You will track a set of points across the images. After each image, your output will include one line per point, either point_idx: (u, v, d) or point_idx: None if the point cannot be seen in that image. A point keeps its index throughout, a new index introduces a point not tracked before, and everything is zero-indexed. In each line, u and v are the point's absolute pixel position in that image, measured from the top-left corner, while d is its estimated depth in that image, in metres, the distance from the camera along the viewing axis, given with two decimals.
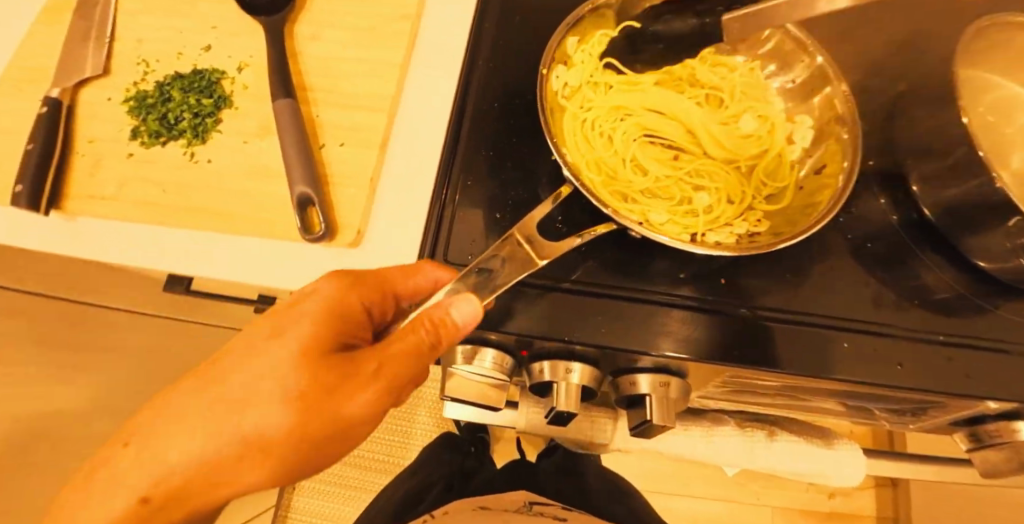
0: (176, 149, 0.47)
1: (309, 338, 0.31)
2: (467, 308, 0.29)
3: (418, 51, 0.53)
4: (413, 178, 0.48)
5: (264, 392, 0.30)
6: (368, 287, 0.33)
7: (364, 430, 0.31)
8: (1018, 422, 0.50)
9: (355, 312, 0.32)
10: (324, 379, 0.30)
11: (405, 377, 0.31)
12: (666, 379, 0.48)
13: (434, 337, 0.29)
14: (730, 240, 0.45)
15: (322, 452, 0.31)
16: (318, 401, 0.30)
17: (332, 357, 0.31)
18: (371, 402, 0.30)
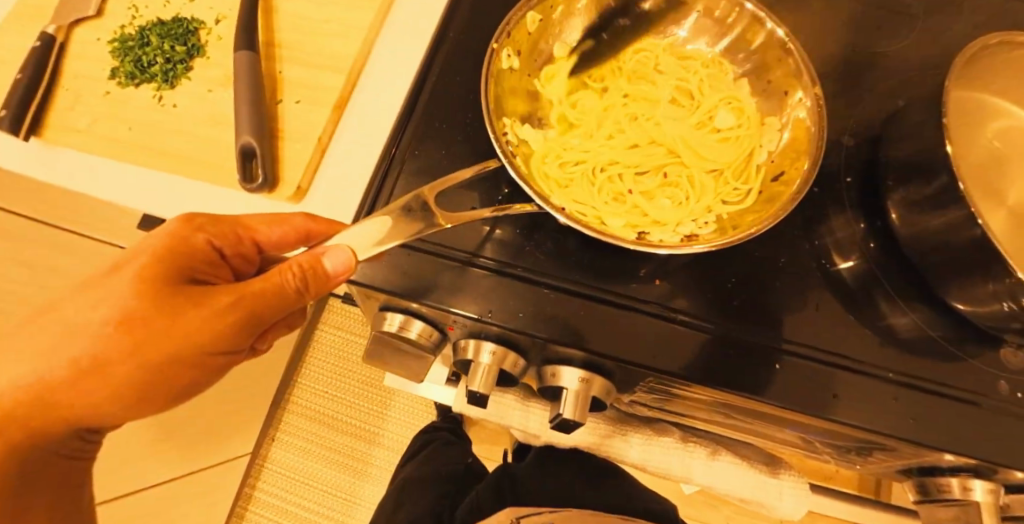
0: (147, 91, 0.50)
1: (150, 272, 0.34)
2: (341, 256, 0.33)
3: (391, 18, 0.53)
4: (363, 142, 0.49)
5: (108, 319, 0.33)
6: (218, 229, 0.36)
7: (198, 352, 0.33)
8: (975, 480, 0.45)
9: (201, 250, 0.35)
10: (168, 309, 0.33)
11: (265, 311, 0.35)
12: (589, 377, 0.47)
13: (300, 280, 0.33)
14: (671, 238, 0.43)
15: (176, 374, 0.34)
16: (162, 328, 0.33)
17: (180, 290, 0.34)
18: (223, 332, 0.33)
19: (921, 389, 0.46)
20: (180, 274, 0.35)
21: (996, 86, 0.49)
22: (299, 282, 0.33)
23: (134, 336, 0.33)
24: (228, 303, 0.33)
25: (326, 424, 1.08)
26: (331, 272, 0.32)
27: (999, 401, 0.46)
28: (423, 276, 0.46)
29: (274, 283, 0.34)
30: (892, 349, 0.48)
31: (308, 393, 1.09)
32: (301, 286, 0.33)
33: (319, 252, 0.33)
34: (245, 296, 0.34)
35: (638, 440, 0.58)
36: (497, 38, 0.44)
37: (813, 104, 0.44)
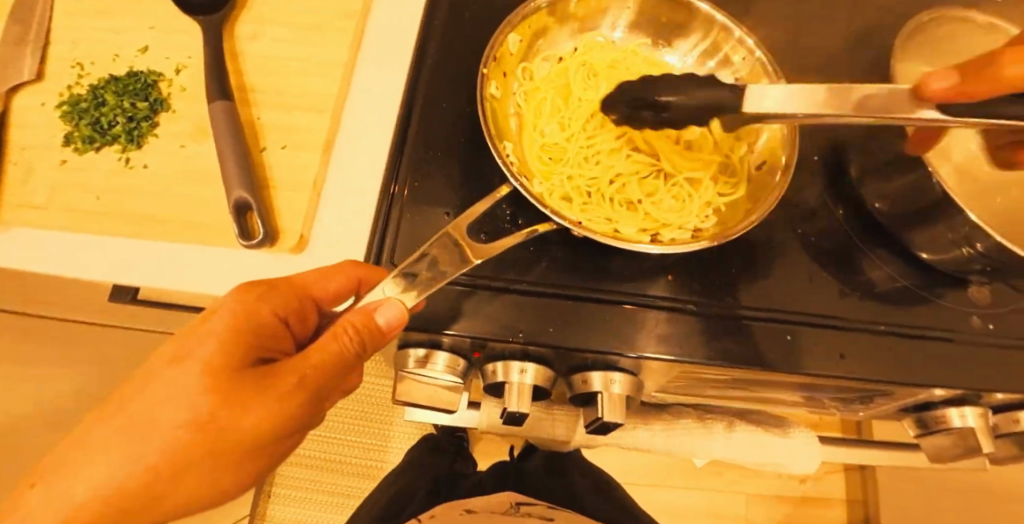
0: (111, 154, 0.46)
1: (217, 357, 0.32)
2: (392, 310, 0.32)
3: (364, 50, 0.52)
4: (357, 181, 0.48)
5: (178, 414, 0.31)
6: (280, 299, 0.35)
7: (269, 436, 0.32)
8: (964, 408, 0.51)
9: (267, 323, 0.34)
10: (238, 393, 0.31)
11: (330, 380, 0.34)
12: (619, 377, 0.48)
13: (358, 342, 0.32)
14: (681, 238, 0.44)
15: (249, 462, 0.32)
16: (234, 415, 0.31)
17: (245, 370, 0.33)
18: (296, 409, 0.32)
19: (911, 336, 0.51)
20: (245, 355, 0.33)
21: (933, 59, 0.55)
22: (358, 345, 0.33)
23: (206, 429, 0.31)
24: (297, 377, 0.32)
25: (330, 467, 1.05)
26: (386, 327, 0.31)
27: (973, 335, 0.51)
28: (442, 308, 0.46)
29: (336, 350, 0.33)
30: (878, 304, 0.52)
31: (302, 440, 1.06)
32: (361, 348, 0.32)
33: (370, 308, 0.32)
34: (311, 368, 0.33)
35: (661, 428, 0.61)
36: (486, 62, 0.44)
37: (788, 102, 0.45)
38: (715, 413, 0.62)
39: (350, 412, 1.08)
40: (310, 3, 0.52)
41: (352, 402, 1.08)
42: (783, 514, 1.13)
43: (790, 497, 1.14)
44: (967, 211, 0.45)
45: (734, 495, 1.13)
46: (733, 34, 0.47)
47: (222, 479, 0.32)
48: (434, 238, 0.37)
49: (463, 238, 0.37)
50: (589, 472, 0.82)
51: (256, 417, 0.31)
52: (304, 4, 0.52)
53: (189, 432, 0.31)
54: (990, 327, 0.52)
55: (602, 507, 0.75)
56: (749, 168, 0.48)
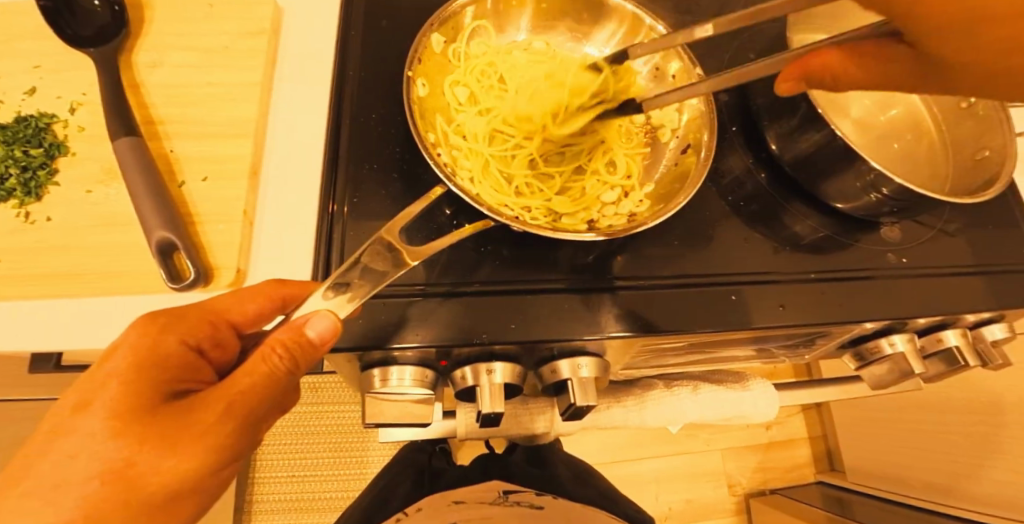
0: (7, 211, 0.42)
1: (122, 401, 0.30)
2: (324, 320, 0.31)
3: (279, 70, 0.50)
4: (292, 204, 0.46)
5: (87, 465, 0.29)
6: (189, 327, 0.33)
7: (198, 473, 0.30)
8: (893, 337, 0.57)
9: (178, 356, 0.32)
10: (151, 434, 0.29)
11: (259, 403, 0.32)
12: (585, 360, 0.49)
13: (288, 361, 0.31)
14: (619, 222, 0.45)
15: (179, 503, 0.30)
16: (154, 457, 0.29)
17: (161, 408, 0.31)
18: (225, 438, 0.30)
19: (840, 279, 0.55)
20: (156, 393, 0.31)
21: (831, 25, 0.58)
22: (289, 362, 0.31)
23: (125, 477, 0.29)
24: (223, 406, 0.30)
25: (308, 506, 1.01)
26: (317, 338, 0.30)
27: (891, 269, 0.57)
28: (395, 322, 0.45)
29: (263, 371, 0.31)
30: (808, 254, 0.56)
31: (273, 483, 1.02)
32: (292, 366, 0.31)
33: (298, 323, 0.31)
34: (237, 395, 0.31)
35: (634, 404, 0.63)
36: (411, 65, 0.44)
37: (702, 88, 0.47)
38: (682, 380, 0.66)
39: (321, 446, 1.05)
40: (212, 24, 0.49)
41: (320, 434, 1.05)
42: (755, 462, 1.20)
43: (760, 445, 1.21)
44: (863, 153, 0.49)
45: (710, 452, 1.19)
46: (646, 23, 0.49)
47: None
48: (367, 244, 0.35)
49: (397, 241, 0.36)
50: (570, 461, 0.82)
51: (179, 454, 0.29)
52: (207, 26, 0.49)
53: (108, 481, 0.29)
54: (905, 260, 0.57)
55: (587, 495, 0.74)
56: (670, 156, 0.49)
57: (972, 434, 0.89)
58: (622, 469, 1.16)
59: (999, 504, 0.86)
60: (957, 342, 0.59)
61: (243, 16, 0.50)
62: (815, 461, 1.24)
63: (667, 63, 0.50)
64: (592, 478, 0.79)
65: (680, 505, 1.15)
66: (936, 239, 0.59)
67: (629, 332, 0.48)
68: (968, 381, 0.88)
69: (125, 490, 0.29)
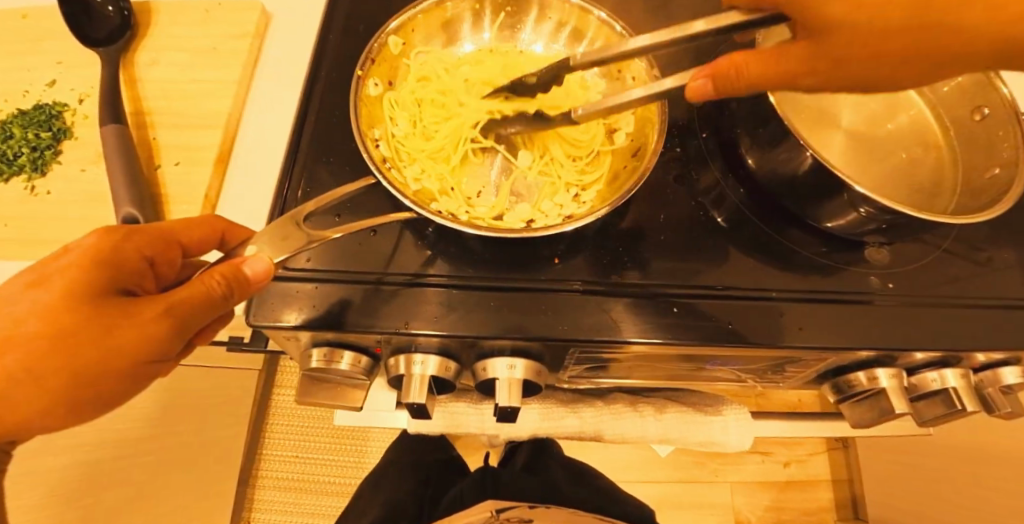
0: (17, 184, 0.49)
1: (74, 285, 0.32)
2: (261, 263, 0.34)
3: (261, 70, 0.55)
4: (253, 191, 0.50)
5: (32, 327, 0.31)
6: (144, 240, 0.35)
7: (128, 365, 0.32)
8: (879, 370, 0.52)
9: (133, 261, 0.34)
10: (96, 324, 0.31)
11: (195, 319, 0.34)
12: (518, 362, 0.49)
13: (225, 288, 0.33)
14: (555, 220, 0.45)
15: (106, 382, 0.32)
16: (92, 337, 0.31)
17: (107, 301, 0.32)
18: (156, 339, 0.32)
19: (811, 301, 0.51)
20: (108, 288, 0.33)
21: None
22: (225, 289, 0.33)
23: (62, 346, 0.31)
24: (159, 310, 0.32)
25: (307, 487, 1.06)
26: (253, 275, 0.33)
27: (873, 294, 0.52)
28: (331, 305, 0.46)
29: (200, 290, 0.33)
30: (778, 271, 0.53)
31: (279, 462, 1.08)
32: (227, 293, 0.33)
33: (238, 260, 0.34)
34: (174, 304, 0.32)
35: (590, 415, 0.62)
36: (362, 65, 0.46)
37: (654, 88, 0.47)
38: (651, 397, 0.64)
39: (324, 431, 1.10)
40: (207, 28, 0.54)
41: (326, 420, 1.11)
42: (769, 500, 1.12)
43: (776, 482, 1.13)
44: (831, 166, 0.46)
45: (718, 483, 1.13)
46: (597, 17, 0.50)
47: (74, 395, 0.32)
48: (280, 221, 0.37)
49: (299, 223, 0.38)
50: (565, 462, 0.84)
51: (115, 341, 0.31)
52: (202, 29, 0.54)
53: (44, 348, 0.31)
54: (890, 286, 0.52)
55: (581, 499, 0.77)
56: (620, 161, 0.49)
57: None
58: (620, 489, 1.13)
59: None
60: (956, 383, 0.53)
61: (235, 21, 0.55)
62: (838, 507, 1.12)
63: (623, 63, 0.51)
64: (587, 477, 0.81)
65: None
66: (936, 264, 0.54)
67: (557, 336, 0.47)
68: None
69: (61, 356, 0.31)
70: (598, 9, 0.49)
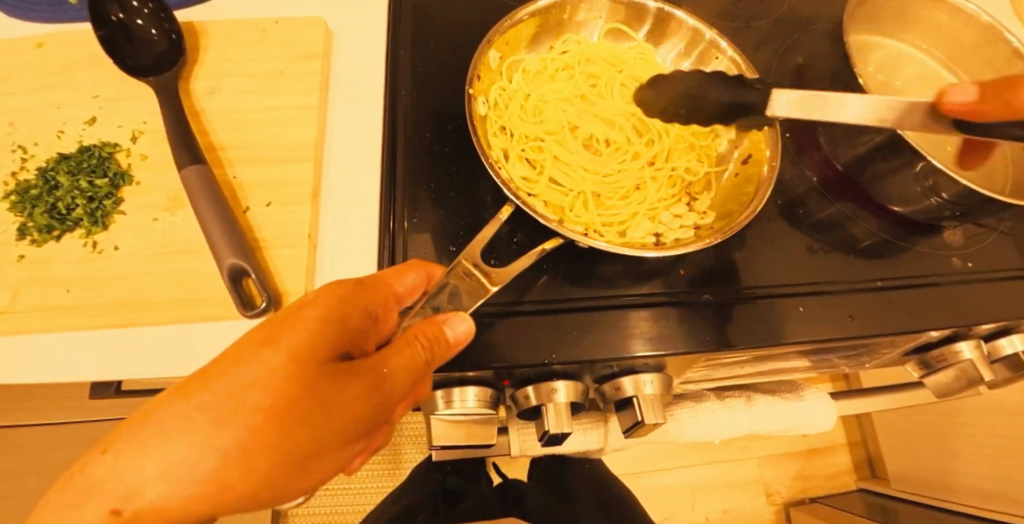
0: (74, 241, 0.42)
1: (303, 345, 0.25)
2: (463, 323, 0.29)
3: (332, 93, 0.50)
4: (352, 227, 0.45)
5: (251, 397, 0.24)
6: (367, 293, 0.29)
7: (335, 445, 0.25)
8: (959, 343, 0.55)
9: (357, 318, 0.28)
10: (314, 391, 0.24)
11: (404, 389, 0.27)
12: (648, 377, 0.47)
13: (431, 350, 0.27)
14: (685, 235, 0.44)
15: (308, 472, 0.25)
16: (314, 413, 0.24)
17: (325, 364, 0.25)
18: (366, 417, 0.25)
19: (901, 286, 0.53)
20: (331, 347, 0.26)
21: (879, 30, 0.58)
22: (429, 355, 0.27)
23: (290, 422, 0.24)
24: (372, 378, 0.25)
25: (343, 520, 1.01)
26: (457, 337, 0.28)
27: (954, 275, 0.54)
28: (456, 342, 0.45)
29: (409, 352, 0.26)
30: (866, 259, 0.55)
31: (309, 496, 1.02)
32: (432, 358, 0.27)
33: (440, 319, 0.28)
34: (383, 371, 0.26)
35: (687, 416, 0.62)
36: (471, 81, 0.44)
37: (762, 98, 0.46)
38: (735, 391, 0.65)
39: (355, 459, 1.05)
40: (266, 50, 0.49)
41: None
42: (793, 469, 1.20)
43: (797, 451, 1.21)
44: (924, 153, 0.49)
45: (746, 460, 1.19)
46: (705, 36, 0.49)
47: (283, 485, 0.24)
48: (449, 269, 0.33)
49: (478, 266, 0.34)
50: (597, 484, 0.78)
51: (332, 418, 0.24)
52: (261, 52, 0.49)
53: (271, 423, 0.24)
54: (969, 266, 0.55)
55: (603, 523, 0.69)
56: (733, 167, 0.48)
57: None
58: (657, 478, 1.16)
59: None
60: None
61: (297, 40, 0.50)
62: (857, 469, 1.24)
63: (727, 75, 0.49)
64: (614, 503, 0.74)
65: (719, 514, 1.15)
66: (999, 243, 0.57)
67: (686, 349, 0.46)
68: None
69: (281, 437, 0.24)
70: (710, 28, 0.48)
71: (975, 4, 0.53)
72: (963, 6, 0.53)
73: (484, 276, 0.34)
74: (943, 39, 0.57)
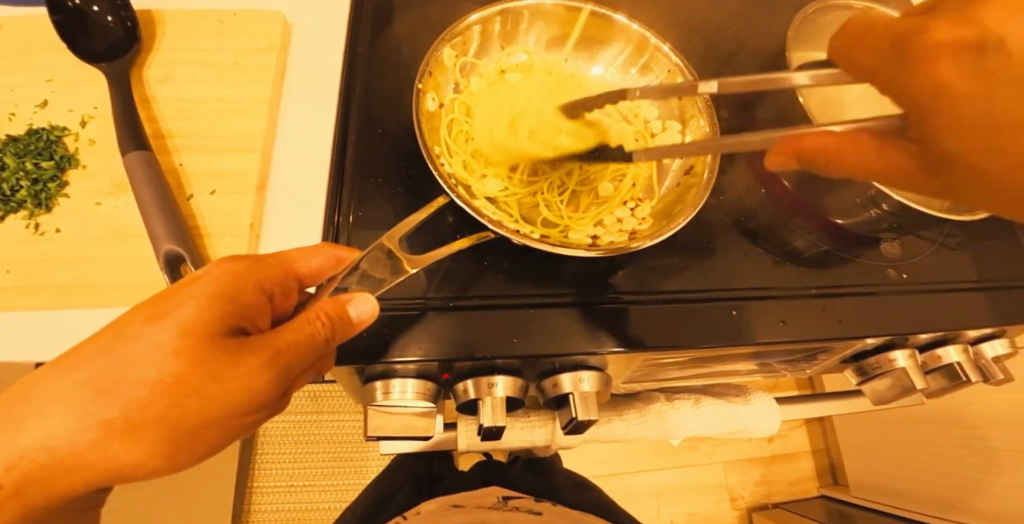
0: (17, 222, 0.43)
1: (194, 321, 0.27)
2: (366, 304, 0.30)
3: (286, 86, 0.51)
4: (297, 219, 0.46)
5: (142, 370, 0.26)
6: (269, 271, 0.31)
7: (230, 413, 0.27)
8: (894, 352, 0.57)
9: (253, 295, 0.30)
10: (205, 365, 0.26)
11: (301, 363, 0.29)
12: (586, 374, 0.49)
13: (330, 330, 0.29)
14: (620, 239, 0.45)
15: (206, 437, 0.27)
16: (202, 386, 0.26)
17: (218, 340, 0.27)
18: (260, 389, 0.27)
19: (838, 295, 0.55)
20: (228, 324, 0.28)
21: None
22: (328, 331, 0.29)
23: (180, 394, 0.26)
24: (266, 354, 0.27)
25: (306, 518, 1.02)
26: (360, 318, 0.29)
27: (891, 285, 0.56)
28: (392, 335, 0.45)
29: (305, 330, 0.28)
30: (807, 268, 0.56)
31: (271, 492, 1.03)
32: (331, 335, 0.29)
33: (343, 298, 0.30)
34: (275, 349, 0.28)
35: (634, 417, 0.64)
36: (420, 77, 0.45)
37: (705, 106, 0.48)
38: (686, 393, 0.66)
39: (321, 455, 1.06)
40: (223, 41, 0.50)
41: (323, 443, 1.06)
42: (758, 475, 1.22)
43: (762, 457, 1.23)
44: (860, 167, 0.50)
45: (712, 464, 1.21)
46: (651, 42, 0.50)
47: (181, 447, 0.27)
48: (369, 249, 0.35)
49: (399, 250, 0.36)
50: (571, 472, 0.79)
51: (221, 391, 0.26)
52: (217, 43, 0.50)
53: (161, 395, 0.26)
54: (904, 277, 0.57)
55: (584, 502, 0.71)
56: (676, 174, 0.49)
57: (990, 449, 0.89)
58: (623, 481, 1.17)
59: (994, 513, 0.90)
60: (959, 358, 0.60)
61: (253, 33, 0.51)
62: (819, 475, 1.25)
63: (672, 82, 0.50)
64: (590, 488, 0.75)
65: (683, 518, 1.16)
66: (936, 254, 0.59)
67: (621, 348, 0.47)
68: (984, 394, 0.90)
69: (171, 406, 0.26)
70: (660, 39, 0.49)
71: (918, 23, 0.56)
72: None
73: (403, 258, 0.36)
74: None
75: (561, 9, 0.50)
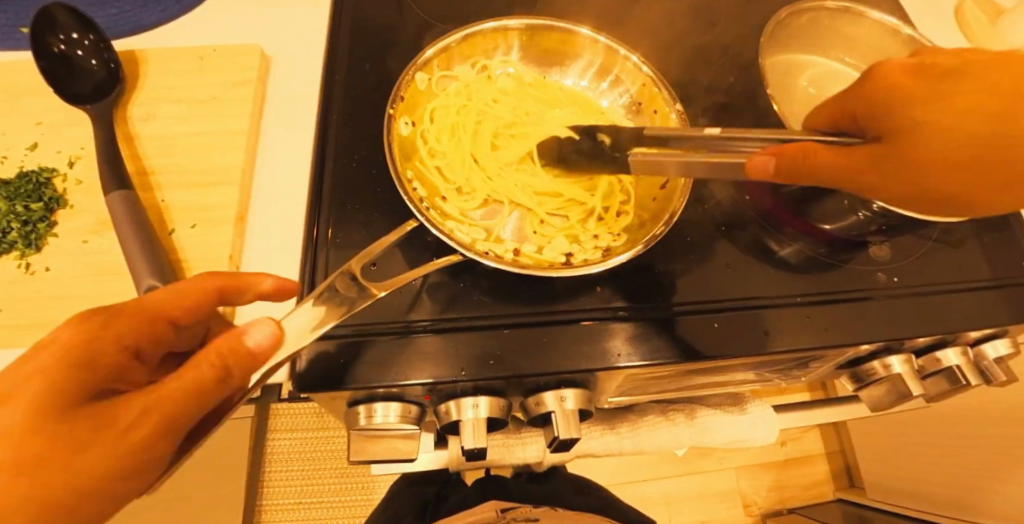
0: (8, 263, 0.44)
1: (44, 394, 0.27)
2: (265, 331, 0.31)
3: (266, 117, 0.52)
4: (276, 248, 0.47)
5: (5, 450, 0.26)
6: (130, 324, 0.31)
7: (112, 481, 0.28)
8: (891, 357, 0.56)
9: (108, 356, 0.29)
10: (61, 440, 0.27)
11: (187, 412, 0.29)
12: (569, 392, 0.48)
13: (220, 372, 0.29)
14: (593, 256, 0.45)
15: (88, 508, 0.28)
16: (67, 459, 0.26)
17: (71, 413, 0.27)
18: (141, 448, 0.28)
19: (826, 301, 0.54)
20: (76, 395, 0.28)
21: (809, 46, 0.59)
22: (220, 374, 0.29)
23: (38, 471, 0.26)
24: (138, 413, 0.28)
25: None
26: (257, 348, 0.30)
27: (881, 289, 0.55)
28: (368, 360, 0.45)
29: (190, 375, 0.28)
30: (795, 273, 0.56)
31: (281, 511, 1.04)
32: (223, 374, 0.29)
33: (236, 331, 0.31)
34: (144, 408, 0.28)
35: (627, 430, 0.63)
36: (392, 103, 0.45)
37: (678, 118, 0.47)
38: (681, 405, 0.66)
39: (329, 472, 1.08)
40: (204, 77, 0.51)
41: (331, 459, 1.09)
42: (771, 480, 1.20)
43: (775, 462, 1.21)
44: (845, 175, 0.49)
45: (723, 471, 1.19)
46: (621, 54, 0.50)
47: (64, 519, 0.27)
48: (332, 275, 0.36)
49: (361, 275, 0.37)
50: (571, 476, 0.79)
51: (95, 453, 0.27)
52: (198, 79, 0.51)
53: (18, 476, 0.26)
54: (895, 280, 0.56)
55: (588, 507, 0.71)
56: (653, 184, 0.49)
57: (1005, 448, 0.87)
58: (632, 490, 1.16)
59: (1008, 512, 0.87)
60: (958, 361, 0.58)
61: (231, 67, 0.52)
62: (835, 478, 1.23)
63: (646, 95, 0.51)
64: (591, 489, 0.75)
65: None
66: (929, 254, 0.58)
67: (603, 366, 0.47)
68: (996, 391, 0.87)
69: (34, 485, 0.26)
70: (629, 52, 0.49)
71: (897, 21, 0.55)
72: (884, 20, 0.56)
73: (367, 281, 0.37)
74: (869, 54, 0.59)
75: (529, 26, 0.50)
